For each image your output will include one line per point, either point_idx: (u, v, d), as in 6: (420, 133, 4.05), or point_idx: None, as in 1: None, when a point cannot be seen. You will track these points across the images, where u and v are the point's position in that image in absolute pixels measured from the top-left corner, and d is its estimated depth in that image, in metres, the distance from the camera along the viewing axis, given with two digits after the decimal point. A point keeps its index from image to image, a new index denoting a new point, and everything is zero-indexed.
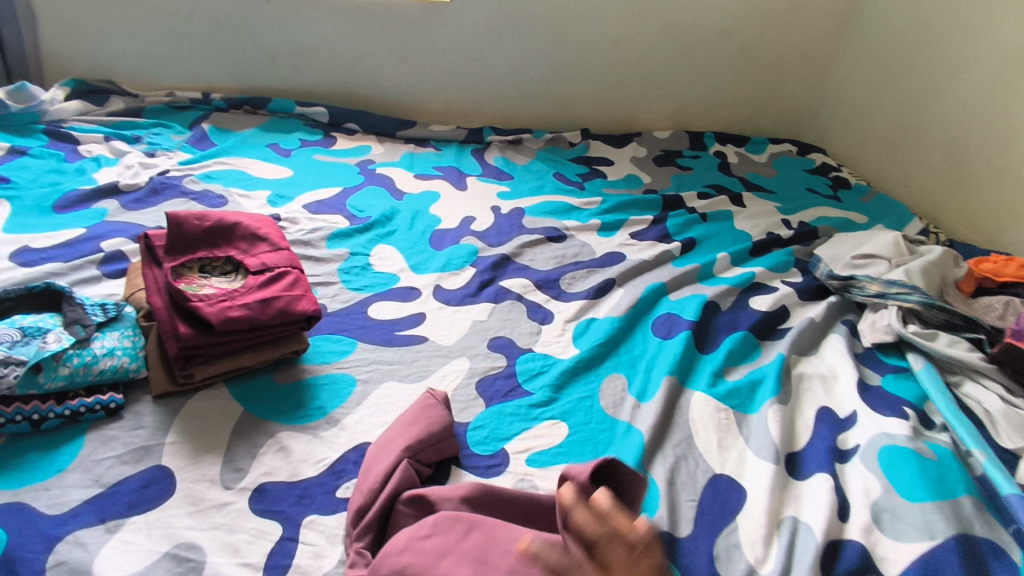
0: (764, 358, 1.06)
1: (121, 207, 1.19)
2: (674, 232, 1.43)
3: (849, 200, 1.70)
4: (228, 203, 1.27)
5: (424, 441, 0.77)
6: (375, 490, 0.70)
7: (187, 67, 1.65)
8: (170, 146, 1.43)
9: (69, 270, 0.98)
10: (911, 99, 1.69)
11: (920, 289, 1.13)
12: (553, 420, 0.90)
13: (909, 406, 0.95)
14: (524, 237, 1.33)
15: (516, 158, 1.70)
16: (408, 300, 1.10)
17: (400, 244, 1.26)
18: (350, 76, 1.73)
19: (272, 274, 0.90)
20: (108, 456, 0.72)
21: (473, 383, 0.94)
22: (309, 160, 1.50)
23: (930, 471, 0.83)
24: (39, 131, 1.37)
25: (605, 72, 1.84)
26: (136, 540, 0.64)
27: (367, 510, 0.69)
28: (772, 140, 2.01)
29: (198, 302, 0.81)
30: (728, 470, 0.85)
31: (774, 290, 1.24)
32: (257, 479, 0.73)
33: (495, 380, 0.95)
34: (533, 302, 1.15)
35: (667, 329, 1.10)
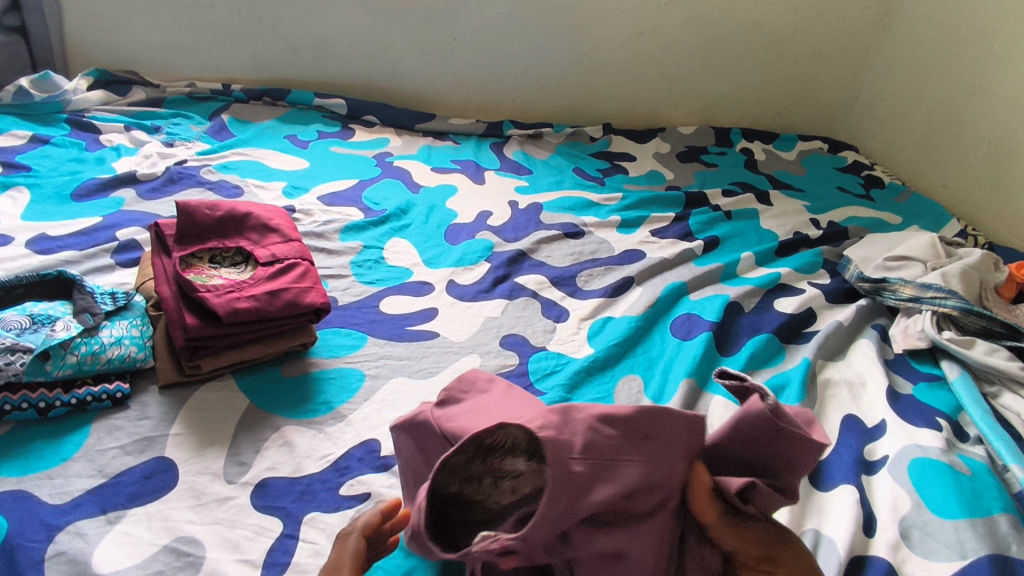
0: (788, 363, 1.02)
1: (138, 196, 1.19)
2: (697, 230, 1.38)
3: (882, 200, 1.63)
4: (244, 194, 1.26)
5: None
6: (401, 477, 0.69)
7: (209, 58, 1.65)
8: (190, 137, 1.43)
9: (82, 258, 0.98)
10: (952, 95, 1.61)
11: (957, 294, 1.07)
12: None
13: (942, 417, 0.90)
14: (541, 233, 1.30)
15: (535, 152, 1.67)
16: (421, 295, 1.08)
17: (414, 238, 1.24)
18: (370, 68, 1.71)
19: (282, 265, 0.88)
20: (112, 446, 0.72)
21: None
22: (326, 152, 1.49)
23: (964, 487, 0.78)
24: (62, 120, 1.39)
25: (630, 66, 1.80)
26: (136, 532, 0.64)
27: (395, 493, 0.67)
28: (801, 137, 1.95)
29: (206, 293, 0.79)
30: None
31: (800, 292, 1.19)
32: (260, 474, 0.72)
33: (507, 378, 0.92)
34: (549, 299, 1.12)
35: (687, 330, 1.06)
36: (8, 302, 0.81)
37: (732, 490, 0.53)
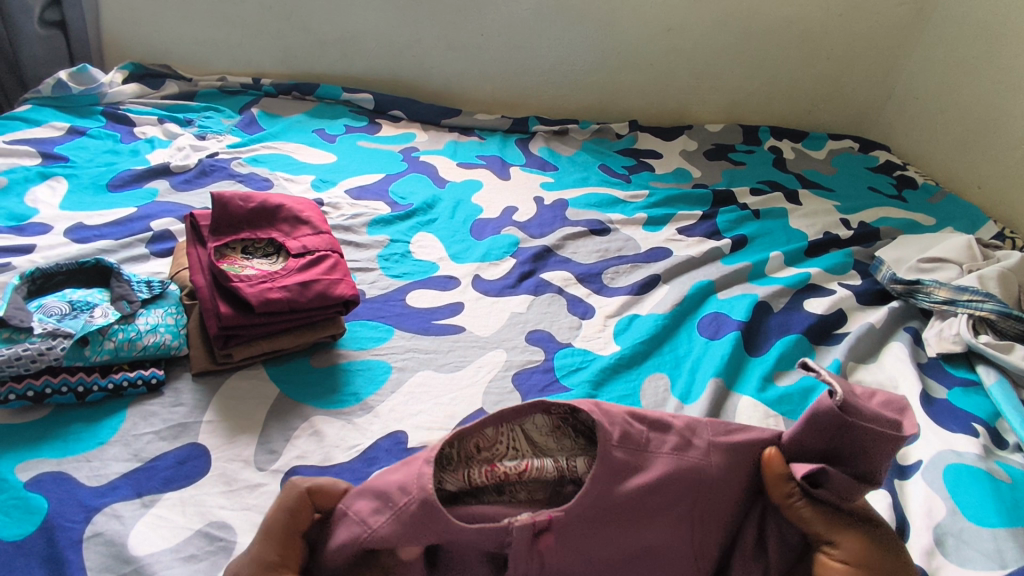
0: (818, 365, 1.00)
1: (171, 187, 1.22)
2: (724, 228, 1.37)
3: (915, 201, 1.60)
4: (273, 186, 1.28)
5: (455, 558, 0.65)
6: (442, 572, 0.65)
7: (240, 53, 1.67)
8: (221, 130, 1.46)
9: (118, 248, 1.00)
10: (991, 94, 1.57)
11: (995, 297, 1.05)
12: None
13: (978, 423, 0.88)
14: (567, 229, 1.29)
15: (561, 149, 1.67)
16: (447, 289, 1.09)
17: (440, 233, 1.25)
18: (398, 63, 1.72)
19: (312, 257, 0.89)
20: (148, 431, 0.73)
21: (510, 375, 0.91)
22: (353, 146, 1.50)
23: (1003, 495, 0.76)
24: (98, 112, 1.42)
25: (657, 62, 1.79)
26: (170, 516, 0.65)
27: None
28: (831, 136, 1.91)
29: (239, 282, 0.81)
30: None
31: (831, 293, 1.17)
32: (290, 462, 0.73)
33: (533, 373, 0.92)
34: (575, 295, 1.12)
35: (715, 329, 1.05)
36: (48, 288, 0.82)
37: (799, 474, 0.61)
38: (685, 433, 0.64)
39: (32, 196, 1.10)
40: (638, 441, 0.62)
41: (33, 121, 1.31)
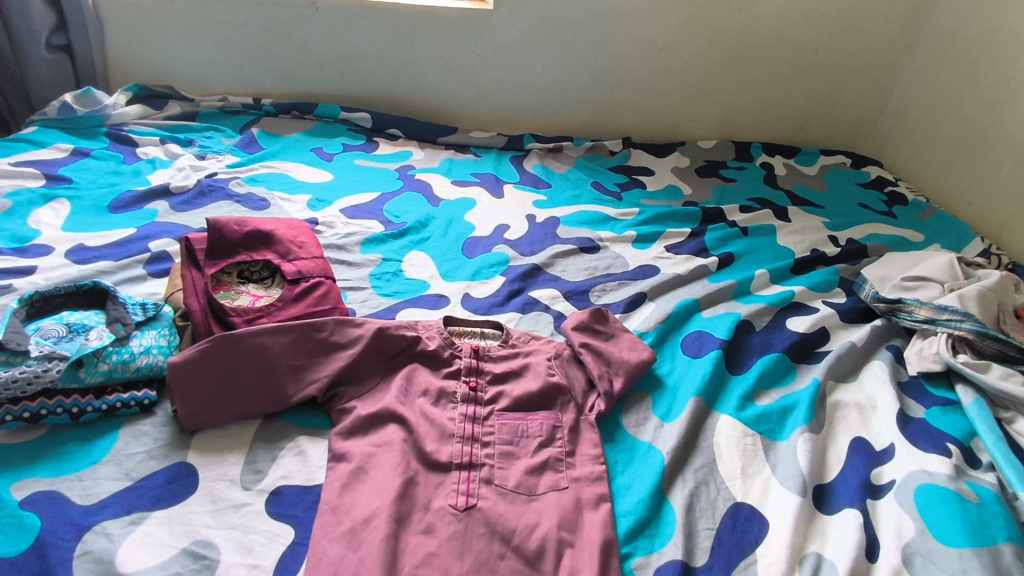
0: (798, 383, 1.02)
1: (170, 208, 1.25)
2: (711, 246, 1.39)
3: (905, 217, 1.62)
4: (270, 206, 1.31)
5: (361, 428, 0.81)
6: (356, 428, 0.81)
7: (241, 74, 1.72)
8: (220, 149, 1.50)
9: (117, 269, 1.04)
10: (980, 112, 1.58)
11: (973, 316, 1.06)
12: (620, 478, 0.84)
13: (953, 442, 0.90)
14: (557, 247, 1.33)
15: (555, 166, 1.70)
16: (436, 308, 1.11)
17: (432, 251, 1.28)
18: (395, 82, 1.76)
19: (306, 284, 0.94)
20: (138, 451, 0.76)
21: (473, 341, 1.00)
22: (350, 165, 1.54)
23: (971, 516, 0.77)
24: (101, 133, 1.46)
25: (650, 81, 1.81)
26: (157, 534, 0.67)
27: (353, 420, 0.82)
28: (824, 151, 1.93)
29: (235, 316, 0.86)
30: (750, 499, 0.83)
31: (814, 311, 1.19)
32: (275, 482, 0.75)
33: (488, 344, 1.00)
34: (560, 312, 1.15)
35: (697, 347, 1.08)
36: (47, 311, 0.86)
37: None
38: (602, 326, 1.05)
39: (36, 218, 1.14)
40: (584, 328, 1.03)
41: (39, 143, 1.36)
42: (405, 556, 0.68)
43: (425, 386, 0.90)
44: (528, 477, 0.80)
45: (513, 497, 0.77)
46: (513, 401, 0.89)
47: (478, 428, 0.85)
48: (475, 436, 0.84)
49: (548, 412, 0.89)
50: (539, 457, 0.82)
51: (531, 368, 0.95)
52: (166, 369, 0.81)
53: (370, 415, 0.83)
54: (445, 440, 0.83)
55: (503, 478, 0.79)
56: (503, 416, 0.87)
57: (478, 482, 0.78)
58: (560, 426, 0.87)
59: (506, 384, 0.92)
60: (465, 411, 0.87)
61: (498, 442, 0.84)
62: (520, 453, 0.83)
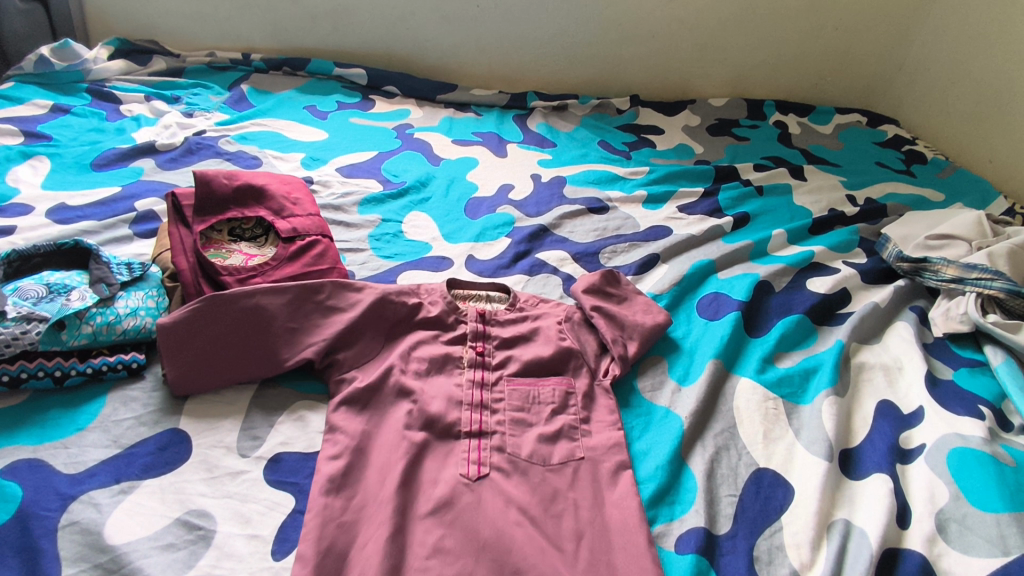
0: (820, 345, 0.98)
1: (156, 166, 1.18)
2: (725, 206, 1.33)
3: (924, 176, 1.56)
4: (262, 164, 1.25)
5: (363, 394, 0.76)
6: (357, 392, 0.76)
7: (229, 28, 1.63)
8: (209, 107, 1.42)
9: (101, 228, 0.98)
10: (1005, 63, 1.50)
11: (1004, 275, 1.01)
12: (637, 447, 0.79)
13: (984, 405, 0.86)
14: (564, 207, 1.27)
15: (560, 125, 1.63)
16: (439, 270, 1.06)
17: (434, 211, 1.22)
18: (392, 36, 1.67)
19: (302, 243, 0.87)
20: (127, 417, 0.71)
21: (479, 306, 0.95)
22: (345, 123, 1.47)
23: (1008, 480, 0.73)
24: (83, 89, 1.38)
25: (659, 33, 1.72)
26: (149, 504, 0.63)
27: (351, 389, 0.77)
28: (839, 109, 1.86)
29: (227, 276, 0.80)
30: (774, 465, 0.79)
31: (834, 272, 1.14)
32: (273, 449, 0.70)
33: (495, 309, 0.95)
34: (570, 275, 1.10)
35: (714, 310, 1.03)
36: (26, 271, 0.80)
37: None
38: (618, 288, 1.00)
39: (14, 175, 1.08)
40: (600, 290, 0.98)
41: (16, 99, 1.28)
42: (411, 531, 0.64)
43: (429, 350, 0.84)
44: (543, 447, 0.75)
45: (527, 467, 0.73)
46: (523, 366, 0.84)
47: (487, 395, 0.81)
48: (485, 403, 0.79)
49: (561, 378, 0.84)
50: (554, 424, 0.78)
51: (542, 333, 0.90)
52: (155, 331, 0.75)
53: (372, 380, 0.78)
54: (454, 405, 0.78)
55: (516, 447, 0.75)
56: (513, 382, 0.83)
57: (490, 451, 0.74)
58: (573, 393, 0.82)
59: (515, 349, 0.88)
60: (473, 376, 0.82)
61: (509, 409, 0.79)
62: (533, 420, 0.79)
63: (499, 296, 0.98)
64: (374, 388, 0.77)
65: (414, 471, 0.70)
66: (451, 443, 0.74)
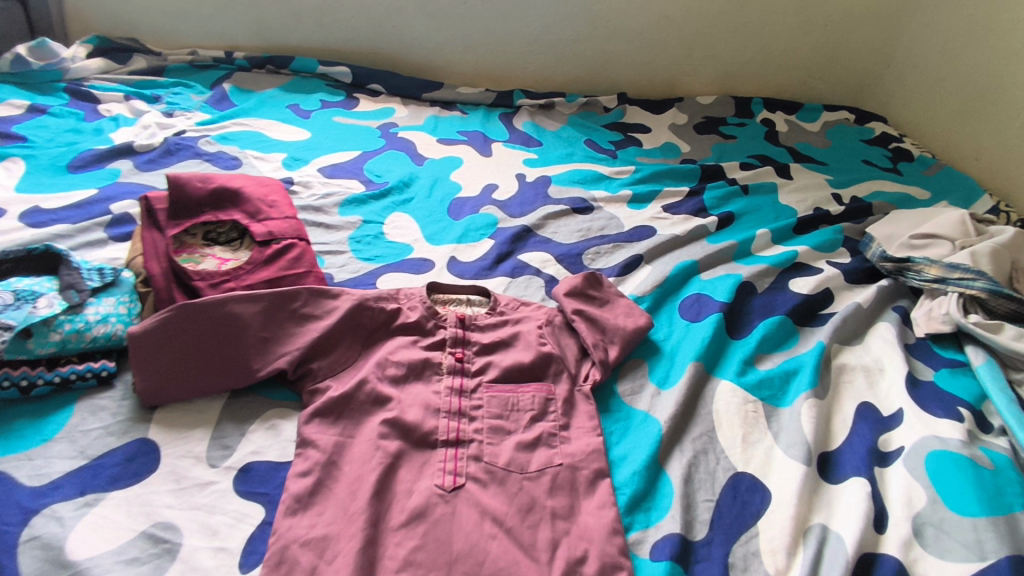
0: (801, 347, 0.97)
1: (134, 167, 1.17)
2: (711, 205, 1.33)
3: (911, 174, 1.55)
4: (242, 165, 1.24)
5: (338, 403, 0.75)
6: (332, 401, 0.75)
7: (212, 25, 1.61)
8: (190, 106, 1.40)
9: (74, 232, 0.96)
10: (991, 61, 1.50)
11: (986, 275, 1.01)
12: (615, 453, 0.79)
13: (964, 406, 0.86)
14: (549, 208, 1.26)
15: (546, 124, 1.61)
16: (420, 272, 1.05)
17: (416, 212, 1.21)
18: (377, 34, 1.66)
19: (278, 246, 0.86)
20: (96, 427, 0.70)
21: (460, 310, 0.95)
22: (328, 122, 1.45)
23: (986, 483, 0.73)
24: (61, 89, 1.36)
25: (647, 31, 1.71)
26: (114, 516, 0.62)
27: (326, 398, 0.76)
28: (827, 106, 1.86)
29: (200, 281, 0.79)
30: (752, 469, 0.78)
31: (818, 272, 1.14)
32: (244, 458, 0.70)
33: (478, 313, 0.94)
34: (552, 276, 1.09)
35: (696, 311, 1.02)
36: None
37: None
38: (602, 290, 1.00)
39: None
40: (582, 292, 0.98)
41: None
42: (382, 544, 0.63)
43: (406, 355, 0.83)
44: (520, 455, 0.75)
45: (503, 476, 0.72)
46: (503, 372, 0.84)
47: (466, 402, 0.80)
48: (463, 411, 0.79)
49: (541, 384, 0.84)
50: (532, 432, 0.77)
51: (522, 338, 0.89)
52: (126, 339, 0.75)
53: (347, 388, 0.77)
54: (431, 413, 0.77)
55: (493, 455, 0.74)
56: (492, 389, 0.82)
57: (466, 460, 0.73)
58: (553, 399, 0.82)
59: (494, 354, 0.87)
60: (451, 383, 0.82)
61: (487, 417, 0.79)
62: (512, 428, 0.78)
63: (477, 300, 0.98)
64: (350, 397, 0.76)
65: (388, 481, 0.69)
66: (426, 452, 0.73)
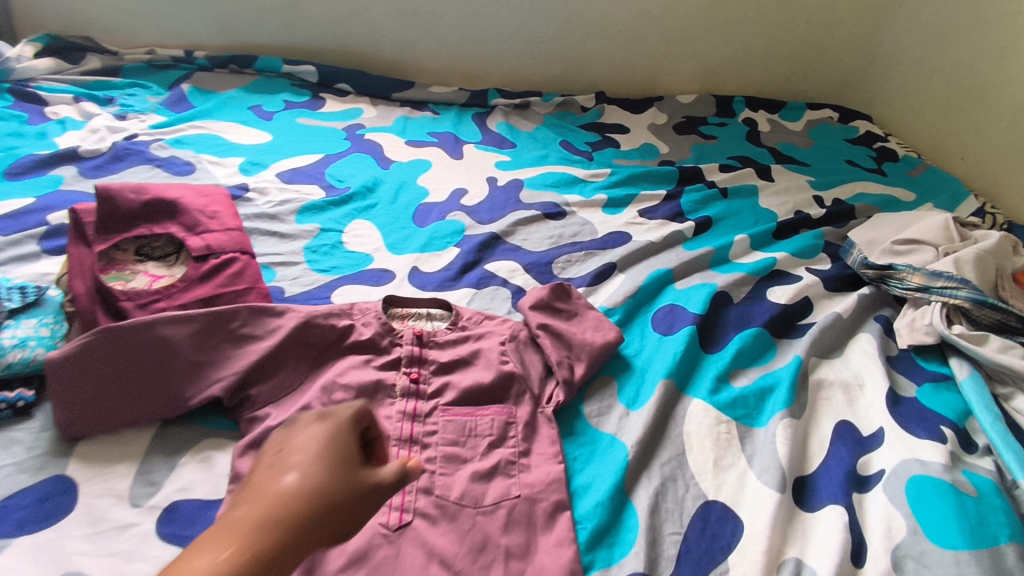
0: (778, 361, 0.93)
1: (78, 174, 1.11)
2: (688, 210, 1.28)
3: (895, 174, 1.51)
4: (195, 170, 1.17)
5: (277, 433, 0.70)
6: (271, 431, 0.70)
7: (170, 23, 1.55)
8: (144, 108, 1.34)
9: (4, 246, 0.90)
10: (977, 59, 1.46)
11: (970, 283, 0.96)
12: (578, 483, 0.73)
13: (947, 425, 0.82)
14: (519, 213, 1.21)
15: (521, 124, 1.56)
16: (380, 284, 0.99)
17: (379, 219, 1.15)
18: (345, 31, 1.59)
19: (216, 261, 0.80)
20: (7, 463, 0.65)
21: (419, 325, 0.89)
22: (292, 124, 1.39)
23: (969, 511, 0.69)
24: (5, 90, 1.29)
25: (625, 27, 1.66)
26: (17, 566, 0.57)
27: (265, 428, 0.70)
28: (811, 105, 1.81)
29: (126, 301, 0.73)
30: (723, 497, 0.74)
31: (797, 280, 1.09)
32: (170, 497, 0.65)
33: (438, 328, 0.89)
34: (519, 287, 1.04)
35: (669, 323, 0.97)
36: None
37: None
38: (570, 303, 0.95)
39: None
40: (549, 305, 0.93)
41: None
42: None
43: (356, 377, 0.78)
44: (474, 487, 0.70)
45: (455, 511, 0.67)
46: (460, 394, 0.78)
47: (418, 428, 0.75)
48: (415, 438, 0.74)
49: (501, 406, 0.78)
50: (489, 460, 0.72)
51: (482, 355, 0.84)
52: (43, 365, 0.69)
53: (288, 417, 0.71)
54: None
55: (445, 488, 0.69)
56: (448, 413, 0.77)
57: (414, 494, 0.68)
58: (513, 422, 0.77)
59: (453, 374, 0.82)
60: (404, 408, 0.77)
61: (441, 444, 0.74)
62: (467, 456, 0.73)
63: (441, 314, 0.92)
64: (291, 426, 0.71)
65: None
66: None
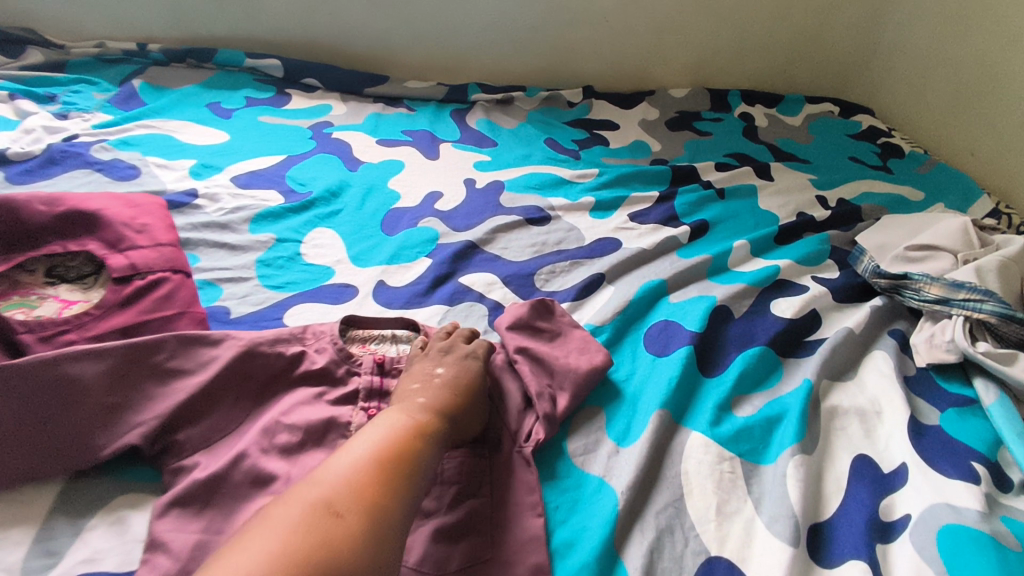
0: (785, 385, 0.83)
1: (4, 179, 0.99)
2: (682, 213, 1.18)
3: (902, 172, 1.42)
4: (140, 174, 1.06)
5: (205, 487, 0.60)
6: (198, 484, 0.59)
7: (122, 14, 1.43)
8: (88, 106, 1.22)
9: None
10: (986, 48, 1.37)
11: (995, 295, 0.87)
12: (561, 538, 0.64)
13: (978, 460, 0.72)
14: (498, 219, 1.10)
15: (503, 121, 1.45)
16: (339, 302, 0.89)
17: (343, 227, 1.04)
18: (312, 22, 1.48)
19: (141, 283, 0.70)
20: None
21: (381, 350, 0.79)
22: (252, 122, 1.28)
23: (1012, 569, 0.59)
24: None
25: (614, 17, 1.56)
26: None
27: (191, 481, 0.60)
28: (810, 98, 1.72)
29: (27, 333, 0.62)
30: (727, 551, 0.64)
31: (802, 290, 1.00)
32: (71, 570, 0.54)
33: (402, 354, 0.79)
34: (497, 302, 0.93)
35: (663, 343, 0.87)
36: None
37: None
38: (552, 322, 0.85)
39: None
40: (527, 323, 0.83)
41: None
42: None
43: (303, 415, 0.67)
44: (437, 548, 0.59)
45: None
46: None
47: None
48: None
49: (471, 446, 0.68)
50: (455, 513, 0.62)
51: None
52: None
53: (220, 466, 0.61)
54: None
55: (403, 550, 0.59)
56: None
57: None
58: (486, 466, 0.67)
59: None
60: None
61: None
62: (431, 508, 0.63)
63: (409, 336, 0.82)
64: (222, 477, 0.60)
65: None
66: None
